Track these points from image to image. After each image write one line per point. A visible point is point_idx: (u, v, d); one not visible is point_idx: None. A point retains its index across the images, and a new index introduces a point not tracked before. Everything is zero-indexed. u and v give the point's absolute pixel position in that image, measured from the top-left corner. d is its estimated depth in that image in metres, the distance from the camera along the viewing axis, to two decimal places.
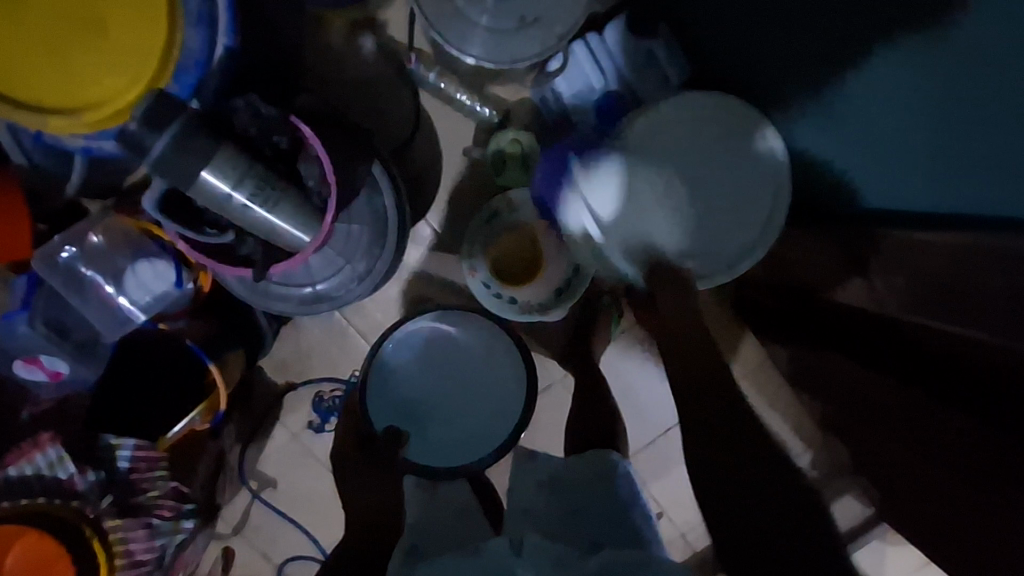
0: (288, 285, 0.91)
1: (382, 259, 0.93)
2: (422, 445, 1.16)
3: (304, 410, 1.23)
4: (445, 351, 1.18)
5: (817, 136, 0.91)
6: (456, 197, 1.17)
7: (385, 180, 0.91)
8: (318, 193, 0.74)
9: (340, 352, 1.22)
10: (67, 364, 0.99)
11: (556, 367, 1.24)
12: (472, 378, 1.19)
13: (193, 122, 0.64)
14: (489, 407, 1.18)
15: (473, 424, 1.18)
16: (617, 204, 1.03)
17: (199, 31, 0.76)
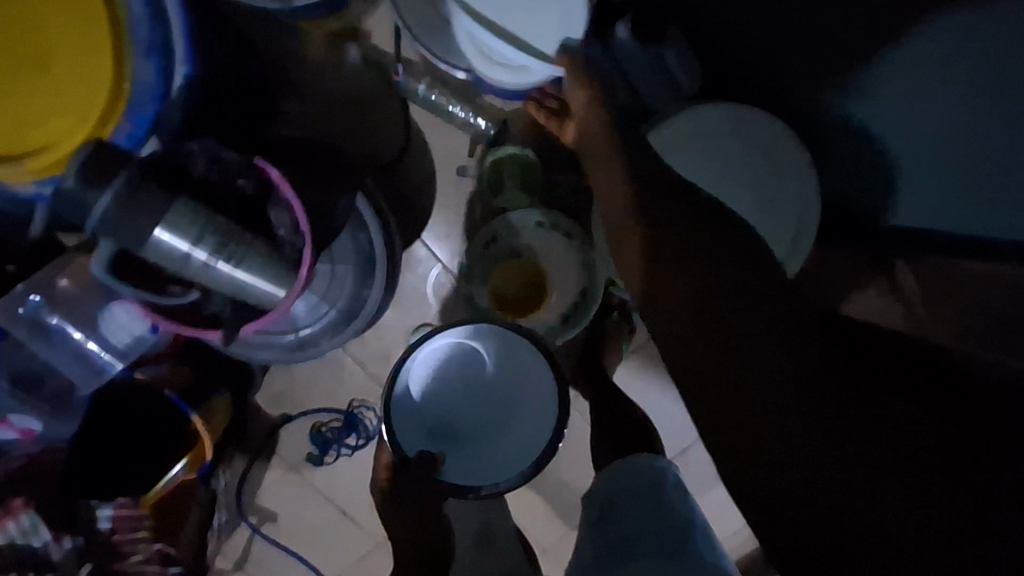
0: (269, 331, 0.83)
1: (371, 299, 0.84)
2: (459, 468, 0.95)
3: (302, 443, 1.15)
4: (470, 361, 0.99)
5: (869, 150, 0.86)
6: (455, 218, 1.08)
7: (370, 213, 0.82)
8: (291, 243, 0.65)
9: (336, 383, 1.13)
10: (41, 421, 0.91)
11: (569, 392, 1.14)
12: (506, 387, 1.00)
13: (139, 177, 0.57)
14: (529, 417, 0.98)
15: (517, 433, 0.98)
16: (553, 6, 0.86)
17: (151, 62, 0.67)
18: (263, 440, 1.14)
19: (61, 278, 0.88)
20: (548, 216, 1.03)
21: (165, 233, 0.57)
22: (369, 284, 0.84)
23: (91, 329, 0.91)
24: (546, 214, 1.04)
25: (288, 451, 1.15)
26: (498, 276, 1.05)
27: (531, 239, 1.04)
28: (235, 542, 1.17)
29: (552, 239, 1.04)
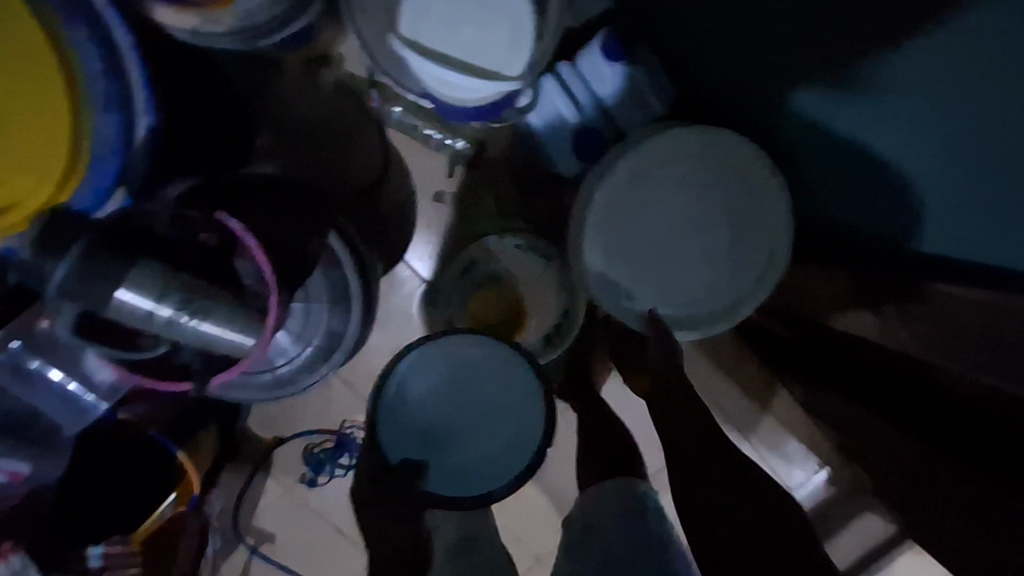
0: (246, 373, 0.84)
1: (348, 333, 0.85)
2: (446, 476, 0.93)
3: (295, 465, 1.16)
4: (456, 368, 0.95)
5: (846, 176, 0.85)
6: (439, 239, 1.08)
7: (343, 249, 0.82)
8: (257, 292, 0.66)
9: (327, 405, 1.14)
10: (28, 463, 0.91)
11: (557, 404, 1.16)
12: (493, 398, 0.95)
13: (93, 246, 0.58)
14: (517, 425, 0.94)
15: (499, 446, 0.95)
16: (507, 47, 0.83)
17: (111, 116, 0.69)
18: (256, 464, 1.15)
19: (40, 323, 0.84)
20: (524, 239, 1.04)
21: (128, 293, 0.58)
22: (345, 319, 0.84)
23: (75, 371, 0.90)
24: (525, 237, 1.04)
25: (283, 473, 1.15)
26: (478, 301, 1.05)
27: (510, 262, 1.05)
28: (234, 564, 1.17)
29: (530, 261, 1.05)
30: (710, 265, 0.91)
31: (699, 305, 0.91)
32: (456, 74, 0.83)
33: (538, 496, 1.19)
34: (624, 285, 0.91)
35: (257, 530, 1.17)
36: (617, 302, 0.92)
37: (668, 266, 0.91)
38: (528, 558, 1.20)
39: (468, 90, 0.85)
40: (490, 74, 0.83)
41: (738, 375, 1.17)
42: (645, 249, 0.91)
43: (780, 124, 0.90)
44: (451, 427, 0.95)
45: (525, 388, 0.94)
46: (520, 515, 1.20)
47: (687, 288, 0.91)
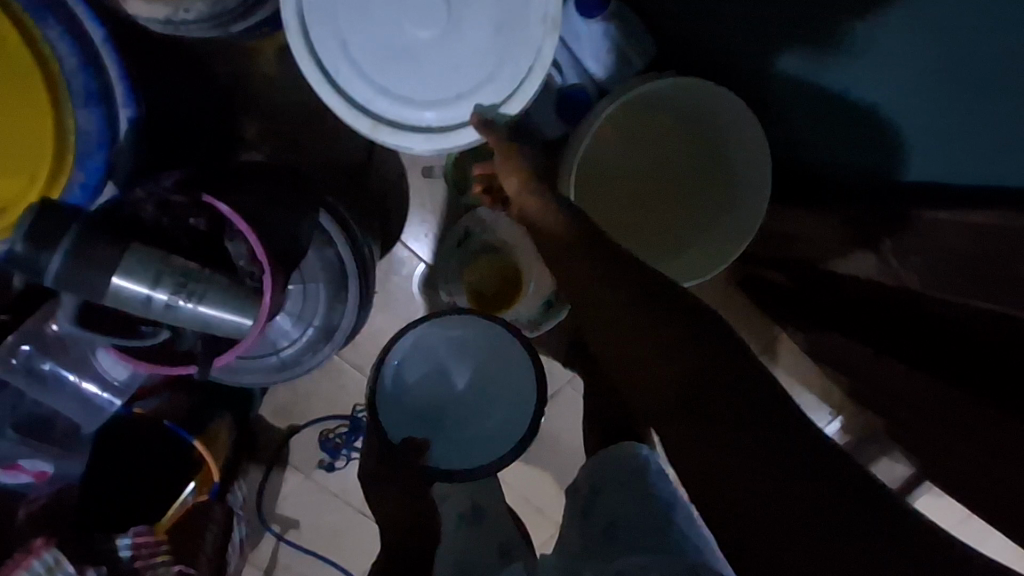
0: (251, 357, 0.85)
1: (346, 313, 0.86)
2: (446, 452, 0.98)
3: (313, 450, 1.18)
4: (448, 348, 1.02)
5: (840, 113, 0.84)
6: (433, 215, 1.08)
7: (335, 229, 0.83)
8: (250, 272, 0.68)
9: (337, 389, 1.16)
10: (51, 462, 0.94)
11: (562, 371, 1.18)
12: (486, 376, 1.02)
13: (86, 233, 0.60)
14: (512, 392, 1.00)
15: (496, 422, 1.00)
16: (403, 40, 0.69)
17: (91, 110, 0.70)
18: (275, 452, 1.17)
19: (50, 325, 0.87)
20: None
21: (123, 280, 0.59)
22: (342, 298, 0.85)
23: (86, 370, 0.92)
24: None
25: (302, 459, 1.18)
26: (474, 273, 1.06)
27: (505, 231, 1.04)
28: (262, 550, 1.20)
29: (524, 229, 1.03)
30: (450, 53, 0.70)
31: (497, 77, 0.71)
32: (353, 92, 0.70)
33: (555, 462, 1.21)
34: (401, 79, 0.70)
35: (282, 517, 1.20)
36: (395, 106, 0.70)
37: (419, 44, 0.69)
38: (550, 526, 1.23)
39: (368, 101, 0.70)
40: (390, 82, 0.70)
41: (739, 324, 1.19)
42: (430, 43, 0.69)
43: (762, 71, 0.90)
44: (452, 401, 1.02)
45: (517, 357, 1.00)
46: (537, 485, 1.22)
47: (434, 85, 0.70)
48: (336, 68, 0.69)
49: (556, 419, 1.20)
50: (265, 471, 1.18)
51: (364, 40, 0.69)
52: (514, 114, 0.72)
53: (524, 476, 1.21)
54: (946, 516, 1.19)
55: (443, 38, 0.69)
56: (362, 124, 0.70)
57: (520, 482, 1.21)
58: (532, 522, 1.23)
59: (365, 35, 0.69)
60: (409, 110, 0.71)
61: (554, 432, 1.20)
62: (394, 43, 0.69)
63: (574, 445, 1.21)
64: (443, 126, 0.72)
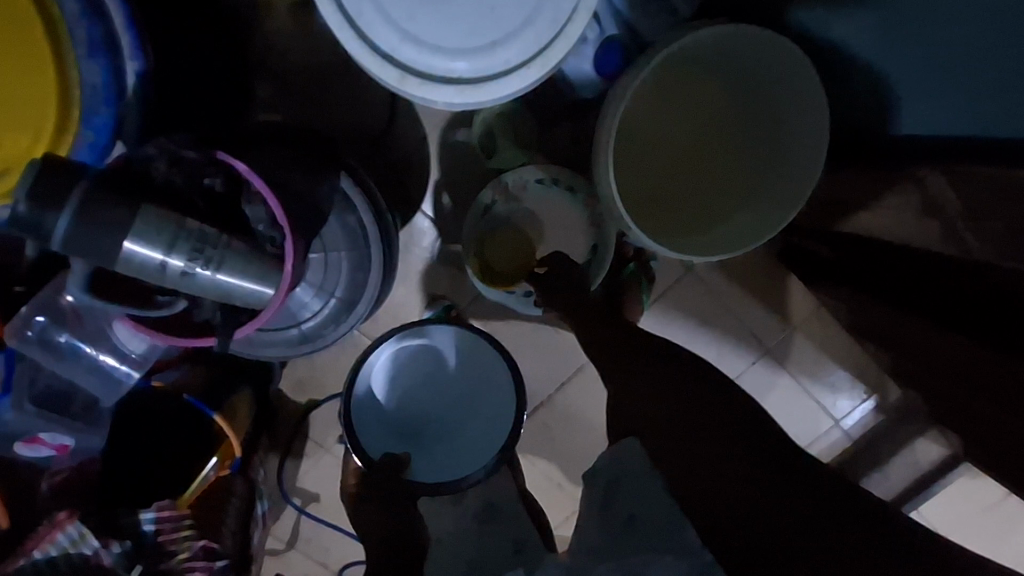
0: (270, 330, 0.81)
1: (371, 282, 0.82)
2: (425, 464, 1.04)
3: (333, 425, 1.15)
4: (432, 367, 1.06)
5: (908, 61, 0.76)
6: (458, 182, 1.02)
7: (357, 194, 0.79)
8: (271, 238, 0.63)
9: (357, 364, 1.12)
10: (69, 436, 0.91)
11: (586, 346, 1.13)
12: (463, 387, 1.07)
13: (94, 192, 0.55)
14: (491, 409, 1.05)
15: (474, 433, 1.05)
16: None
17: (97, 62, 0.66)
18: (294, 427, 1.14)
19: (64, 295, 0.84)
20: (546, 172, 0.98)
21: (137, 244, 0.55)
22: (365, 267, 0.81)
23: (102, 343, 0.87)
24: (545, 170, 0.98)
25: (322, 434, 1.15)
26: (497, 243, 1.00)
27: (531, 200, 1.00)
28: (283, 523, 1.19)
29: (553, 196, 1.00)
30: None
31: (537, 23, 0.64)
32: (379, 39, 0.63)
33: (578, 439, 1.17)
34: (430, 25, 0.63)
35: (303, 491, 1.18)
36: (424, 56, 0.64)
37: None
38: (571, 505, 1.19)
39: (396, 51, 0.63)
40: (418, 30, 0.63)
41: (773, 299, 1.14)
42: None
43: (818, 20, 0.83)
44: (430, 416, 1.07)
45: (497, 377, 1.05)
46: (556, 462, 1.18)
47: (468, 31, 0.64)
48: (359, 12, 0.62)
49: (580, 396, 1.16)
50: (284, 451, 1.16)
51: None
52: (553, 65, 0.65)
53: (543, 453, 1.17)
54: (982, 499, 1.14)
55: None
56: (387, 74, 0.63)
57: (537, 461, 1.17)
58: (553, 502, 1.19)
59: None
60: (440, 61, 0.64)
61: (578, 409, 1.16)
62: None
63: (597, 423, 1.16)
64: (476, 77, 0.65)
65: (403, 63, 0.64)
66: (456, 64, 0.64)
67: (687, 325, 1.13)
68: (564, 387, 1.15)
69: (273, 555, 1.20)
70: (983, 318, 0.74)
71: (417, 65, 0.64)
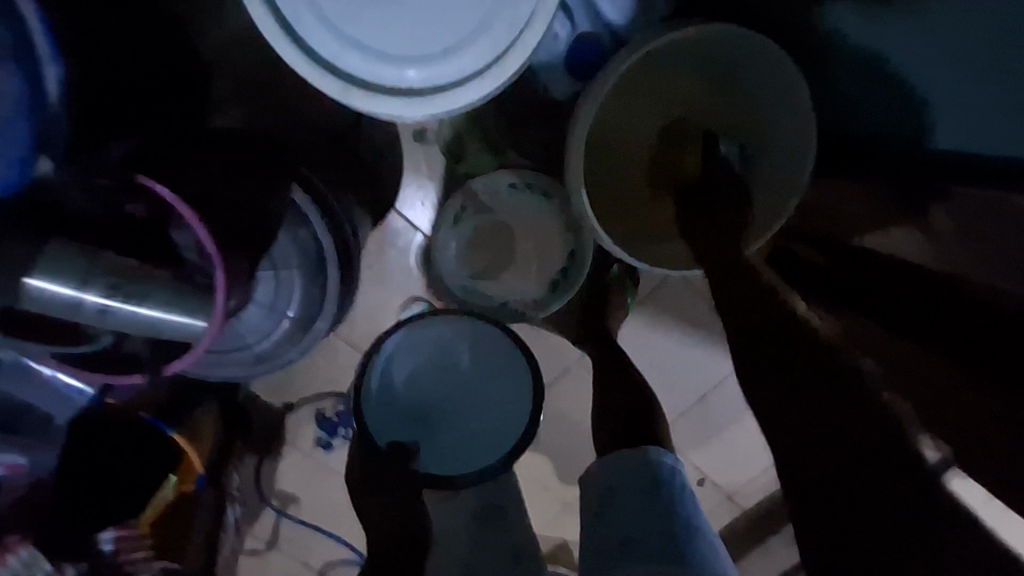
0: (222, 351, 0.76)
1: (327, 301, 0.76)
2: (437, 456, 0.99)
3: (308, 429, 1.12)
4: (433, 358, 1.01)
5: None
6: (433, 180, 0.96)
7: (310, 208, 0.72)
8: (201, 268, 0.57)
9: (332, 366, 1.08)
10: (21, 455, 0.87)
11: (570, 350, 1.10)
12: (478, 376, 1.01)
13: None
14: (507, 398, 1.00)
15: (489, 423, 1.00)
16: None
17: (10, 69, 0.62)
18: (267, 435, 1.11)
19: None
20: (520, 177, 0.93)
21: (42, 281, 0.50)
22: (321, 285, 0.75)
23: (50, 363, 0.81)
24: (518, 174, 0.93)
25: (298, 437, 1.12)
26: (472, 249, 0.96)
27: (506, 205, 0.95)
28: (263, 524, 1.16)
29: (529, 201, 0.95)
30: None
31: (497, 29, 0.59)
32: (320, 46, 0.57)
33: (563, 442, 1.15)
34: (376, 30, 0.58)
35: (281, 493, 1.15)
36: (369, 63, 0.58)
37: None
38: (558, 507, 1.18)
39: (341, 59, 0.58)
40: (364, 36, 0.57)
41: None
42: None
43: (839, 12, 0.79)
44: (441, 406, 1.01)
45: (501, 367, 1.00)
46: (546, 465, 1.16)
47: (418, 38, 0.58)
48: (298, 15, 0.56)
49: (562, 400, 1.12)
50: (260, 454, 1.11)
51: None
52: (510, 75, 0.60)
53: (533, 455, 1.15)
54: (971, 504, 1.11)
55: None
56: (329, 85, 0.58)
57: (528, 466, 1.15)
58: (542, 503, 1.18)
59: None
60: (387, 68, 0.58)
61: (559, 415, 1.13)
62: None
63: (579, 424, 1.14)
64: (428, 87, 0.59)
65: (346, 72, 0.58)
66: (406, 73, 0.58)
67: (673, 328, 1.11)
68: (551, 392, 1.12)
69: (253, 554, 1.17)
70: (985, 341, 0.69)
71: (363, 73, 0.58)
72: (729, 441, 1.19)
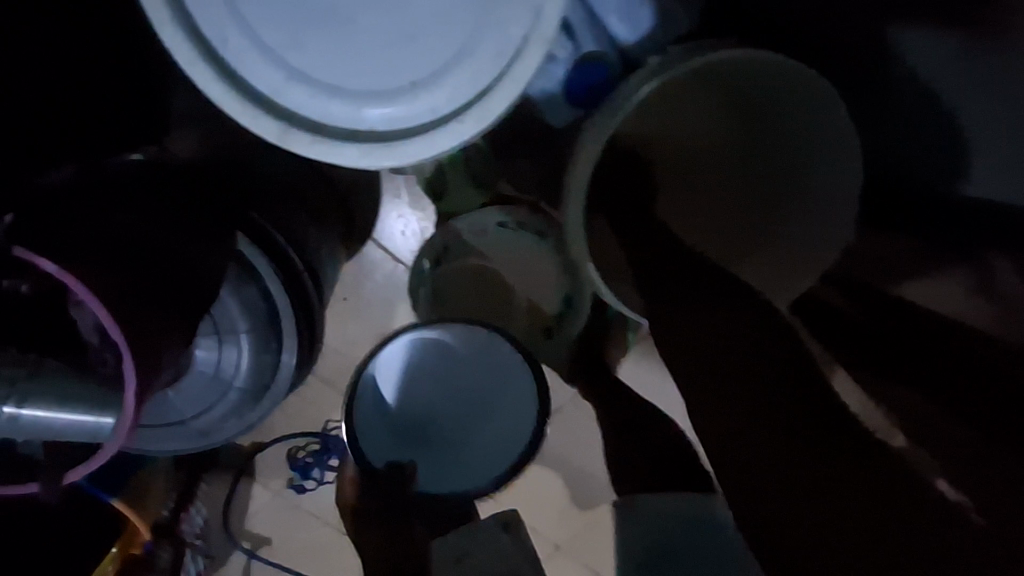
0: (157, 424, 0.65)
1: (281, 364, 0.65)
2: (440, 475, 0.81)
3: (280, 468, 1.00)
4: (439, 365, 0.82)
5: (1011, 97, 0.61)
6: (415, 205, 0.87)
7: (259, 258, 0.62)
8: (106, 355, 0.47)
9: (302, 406, 0.98)
10: None
11: (563, 386, 0.99)
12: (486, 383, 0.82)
13: None
14: (517, 411, 0.81)
15: (499, 438, 0.81)
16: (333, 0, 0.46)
17: None
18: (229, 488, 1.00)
19: None
20: (509, 214, 0.83)
21: None
22: (274, 347, 0.64)
23: None
24: (508, 209, 0.83)
25: (269, 476, 1.00)
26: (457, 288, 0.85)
27: (493, 245, 0.84)
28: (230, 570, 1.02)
29: (519, 241, 0.84)
30: (402, 21, 0.47)
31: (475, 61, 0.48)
32: (258, 81, 0.47)
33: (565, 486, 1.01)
34: (327, 62, 0.47)
35: (254, 533, 1.02)
36: (320, 101, 0.47)
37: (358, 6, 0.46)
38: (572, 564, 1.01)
39: (284, 96, 0.47)
40: (313, 69, 0.47)
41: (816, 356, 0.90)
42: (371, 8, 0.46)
43: (912, 45, 0.67)
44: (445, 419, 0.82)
45: (513, 382, 0.81)
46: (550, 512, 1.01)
47: (379, 71, 0.47)
48: (230, 45, 0.46)
49: (560, 443, 1.01)
50: (234, 475, 1.00)
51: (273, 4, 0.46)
52: (494, 115, 0.49)
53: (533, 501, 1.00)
54: None
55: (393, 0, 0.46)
56: (268, 128, 0.47)
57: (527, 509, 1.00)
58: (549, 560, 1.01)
59: None
60: (342, 107, 0.48)
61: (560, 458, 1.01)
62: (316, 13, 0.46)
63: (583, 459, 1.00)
64: (390, 130, 0.49)
65: (291, 111, 0.48)
66: (366, 113, 0.48)
67: None
68: (547, 432, 1.00)
69: None
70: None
71: (313, 113, 0.48)
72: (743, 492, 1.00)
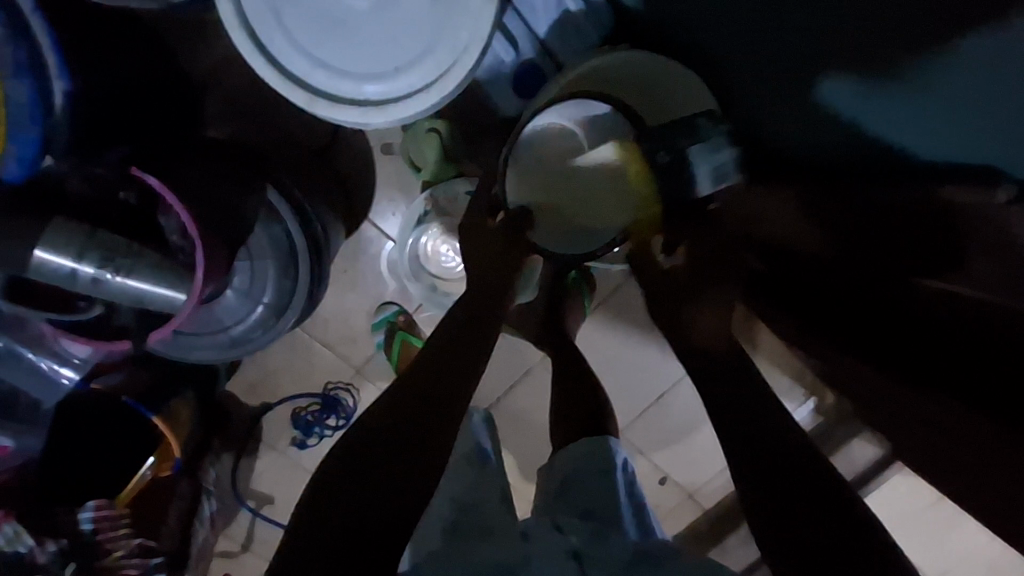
0: (201, 335, 0.85)
1: (298, 289, 0.85)
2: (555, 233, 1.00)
3: (285, 427, 1.19)
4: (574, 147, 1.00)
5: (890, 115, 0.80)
6: (403, 178, 1.07)
7: (284, 206, 0.82)
8: (183, 249, 0.73)
9: (306, 363, 1.16)
10: (10, 437, 0.92)
11: (533, 352, 1.19)
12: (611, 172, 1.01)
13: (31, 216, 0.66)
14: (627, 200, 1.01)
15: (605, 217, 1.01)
16: (345, 12, 0.69)
17: (23, 82, 0.71)
18: (248, 429, 1.18)
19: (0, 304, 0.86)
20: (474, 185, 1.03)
21: (46, 253, 0.64)
22: (293, 276, 0.84)
23: (45, 349, 0.92)
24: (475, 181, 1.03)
25: (276, 436, 1.19)
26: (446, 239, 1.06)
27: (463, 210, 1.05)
28: (238, 526, 1.25)
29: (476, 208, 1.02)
30: (389, 25, 0.69)
31: (437, 51, 0.70)
32: (294, 66, 0.69)
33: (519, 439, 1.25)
34: (339, 52, 0.70)
35: (258, 493, 1.23)
36: (335, 79, 0.70)
37: (360, 15, 0.69)
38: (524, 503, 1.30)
39: (310, 75, 0.70)
40: (329, 59, 0.70)
41: (741, 329, 1.13)
42: (369, 15, 0.69)
43: (831, 87, 0.82)
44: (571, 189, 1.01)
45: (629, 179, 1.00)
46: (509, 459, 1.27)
47: (372, 58, 0.70)
48: (273, 41, 0.69)
49: (525, 396, 1.22)
50: (238, 452, 1.18)
51: (305, 15, 0.69)
52: (451, 89, 0.70)
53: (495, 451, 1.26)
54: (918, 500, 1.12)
55: (383, 11, 0.69)
56: (297, 96, 0.70)
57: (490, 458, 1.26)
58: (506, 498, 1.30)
59: (300, 7, 0.69)
60: (348, 82, 0.70)
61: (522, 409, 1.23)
62: (332, 21, 0.69)
63: (535, 408, 1.23)
64: (380, 99, 0.71)
65: (314, 86, 0.70)
66: (365, 86, 0.70)
67: (631, 333, 1.22)
68: (513, 389, 1.22)
69: (228, 555, 1.25)
70: (884, 342, 0.76)
71: (330, 86, 0.70)
72: (676, 441, 1.29)
